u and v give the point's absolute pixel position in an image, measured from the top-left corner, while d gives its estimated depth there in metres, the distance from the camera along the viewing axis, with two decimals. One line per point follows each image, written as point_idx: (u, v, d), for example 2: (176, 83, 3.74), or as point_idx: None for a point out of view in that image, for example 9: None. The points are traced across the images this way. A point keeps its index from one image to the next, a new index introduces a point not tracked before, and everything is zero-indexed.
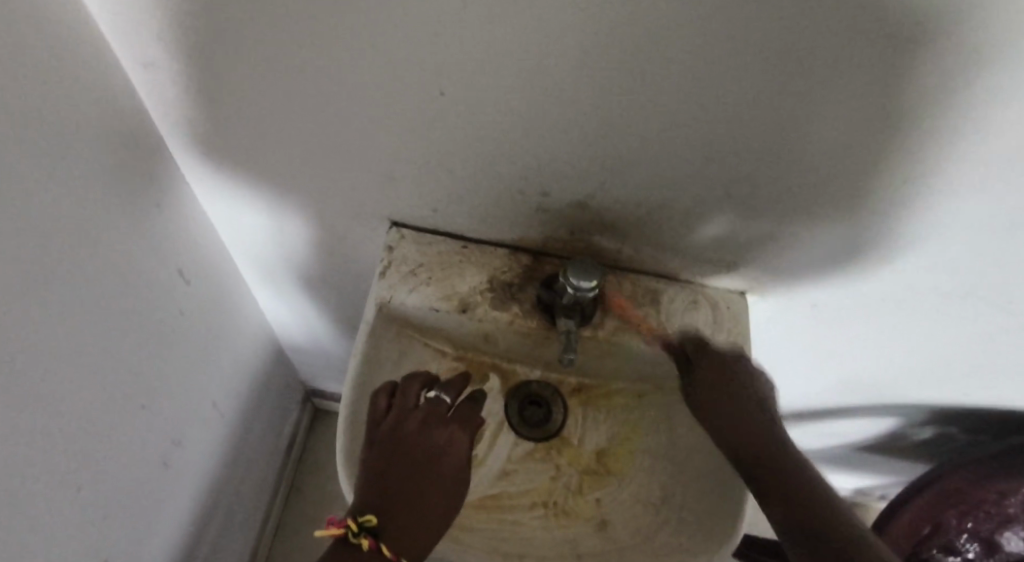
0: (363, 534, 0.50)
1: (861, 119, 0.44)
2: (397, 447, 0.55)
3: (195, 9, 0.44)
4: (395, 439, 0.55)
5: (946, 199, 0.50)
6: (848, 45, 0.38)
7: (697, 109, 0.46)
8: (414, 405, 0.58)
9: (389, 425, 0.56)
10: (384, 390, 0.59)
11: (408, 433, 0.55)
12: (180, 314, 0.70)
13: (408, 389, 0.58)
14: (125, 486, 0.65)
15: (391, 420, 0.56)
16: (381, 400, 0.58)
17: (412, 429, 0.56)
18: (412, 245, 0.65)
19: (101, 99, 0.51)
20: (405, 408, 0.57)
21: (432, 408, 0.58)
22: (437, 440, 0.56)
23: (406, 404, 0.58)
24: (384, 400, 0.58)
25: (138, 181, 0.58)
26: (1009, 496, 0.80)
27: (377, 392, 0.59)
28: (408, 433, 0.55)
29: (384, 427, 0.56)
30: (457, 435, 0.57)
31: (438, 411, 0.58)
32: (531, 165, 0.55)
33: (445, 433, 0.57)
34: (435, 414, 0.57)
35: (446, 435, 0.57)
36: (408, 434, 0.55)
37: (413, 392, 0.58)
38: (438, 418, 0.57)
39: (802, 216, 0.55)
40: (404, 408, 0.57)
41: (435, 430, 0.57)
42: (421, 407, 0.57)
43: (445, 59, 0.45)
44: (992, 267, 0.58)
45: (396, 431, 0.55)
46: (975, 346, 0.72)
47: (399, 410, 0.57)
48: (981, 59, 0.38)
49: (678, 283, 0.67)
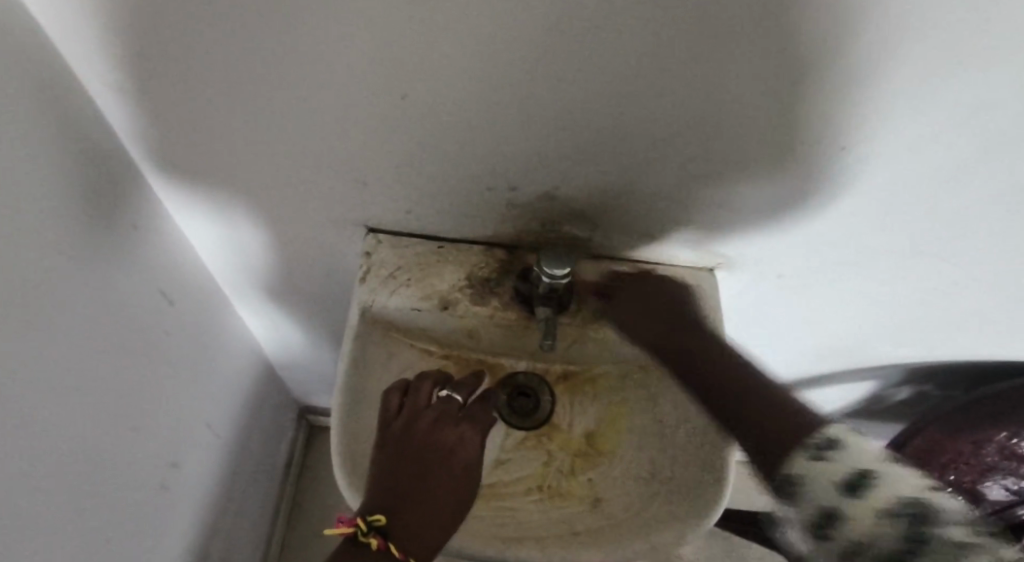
0: (372, 533, 0.53)
1: (789, 93, 0.47)
2: (410, 446, 0.56)
3: (158, 37, 0.46)
4: (407, 438, 0.57)
5: (883, 160, 0.53)
6: (764, 27, 0.41)
7: (639, 96, 0.49)
8: (425, 404, 0.59)
9: (400, 425, 0.58)
10: (396, 387, 0.61)
11: (419, 433, 0.57)
12: (167, 336, 0.71)
13: (420, 387, 0.60)
14: (125, 509, 0.66)
15: (403, 419, 0.58)
16: (394, 398, 0.60)
17: (424, 428, 0.57)
18: (389, 249, 0.67)
19: (74, 130, 0.52)
20: (417, 407, 0.59)
21: (444, 408, 0.59)
22: (447, 440, 0.58)
23: (418, 403, 0.59)
24: (397, 399, 0.60)
25: (118, 207, 0.59)
26: (983, 445, 0.83)
27: (390, 390, 0.60)
28: (421, 433, 0.57)
29: (396, 426, 0.58)
30: (468, 433, 0.59)
31: (450, 410, 0.59)
32: (498, 163, 0.57)
33: (455, 432, 0.58)
34: (447, 414, 0.59)
35: (456, 434, 0.58)
36: (420, 433, 0.57)
37: (425, 391, 0.59)
38: (450, 417, 0.59)
39: (750, 192, 0.58)
40: (416, 406, 0.59)
41: (446, 429, 0.58)
42: (434, 407, 0.59)
43: (405, 67, 0.47)
44: (945, 223, 0.61)
45: (409, 430, 0.57)
46: (942, 299, 0.75)
47: (411, 407, 0.59)
48: (889, 31, 0.41)
49: (648, 266, 0.69)
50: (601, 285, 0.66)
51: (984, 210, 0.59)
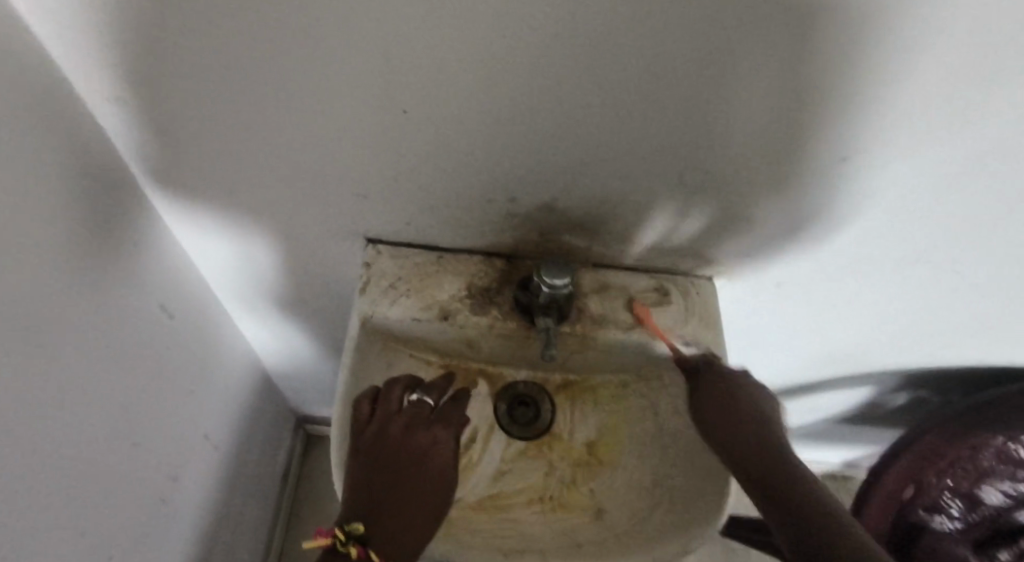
0: (351, 542, 0.52)
1: (787, 106, 0.48)
2: (383, 451, 0.56)
3: (161, 52, 0.46)
4: (380, 444, 0.56)
5: (879, 170, 0.54)
6: (763, 40, 0.42)
7: (639, 108, 0.49)
8: (397, 410, 0.59)
9: (373, 432, 0.57)
10: (365, 395, 0.60)
11: (394, 439, 0.57)
12: (165, 349, 0.70)
13: (390, 394, 0.60)
14: (124, 523, 0.66)
15: (375, 426, 0.58)
16: (364, 407, 0.59)
17: (397, 434, 0.57)
18: (389, 259, 0.67)
19: (74, 144, 0.52)
20: (389, 413, 0.59)
21: (416, 411, 0.60)
22: (421, 442, 0.59)
23: (390, 408, 0.59)
24: (368, 406, 0.59)
25: (116, 221, 0.59)
26: (982, 450, 0.84)
27: (360, 398, 0.59)
28: (393, 437, 0.57)
29: (369, 433, 0.57)
30: (441, 436, 0.60)
31: (422, 413, 0.60)
32: (497, 174, 0.57)
33: (428, 434, 0.59)
34: (419, 416, 0.60)
35: (429, 436, 0.59)
36: (395, 438, 0.57)
37: (396, 396, 0.60)
38: (422, 420, 0.60)
39: (748, 202, 0.59)
40: (388, 413, 0.59)
41: (419, 432, 0.59)
42: (405, 412, 0.59)
43: (407, 81, 0.47)
44: (942, 230, 0.62)
45: (383, 436, 0.57)
46: (939, 306, 0.75)
47: (383, 414, 0.58)
48: (886, 46, 0.42)
49: (647, 274, 0.70)
50: (687, 370, 0.63)
51: (981, 216, 0.59)
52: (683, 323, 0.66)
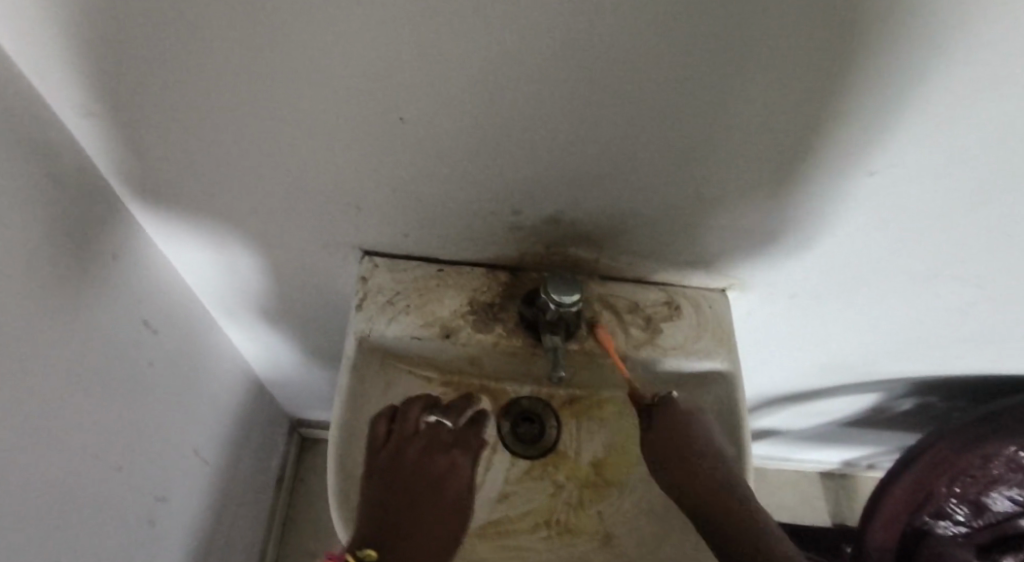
0: None
1: (812, 115, 0.45)
2: (399, 475, 0.56)
3: (140, 60, 0.43)
4: (399, 465, 0.56)
5: (905, 183, 0.51)
6: (790, 50, 0.39)
7: (652, 119, 0.46)
8: (414, 431, 0.59)
9: (389, 454, 0.57)
10: (384, 414, 0.60)
11: (410, 461, 0.57)
12: (150, 365, 0.67)
13: (408, 413, 0.59)
14: (113, 549, 0.63)
15: (394, 446, 0.57)
16: (381, 427, 0.59)
17: (414, 457, 0.57)
18: (387, 274, 0.64)
19: (47, 158, 0.48)
20: (406, 435, 0.58)
21: (434, 434, 0.60)
22: (438, 467, 0.59)
23: (407, 429, 0.59)
24: (385, 425, 0.59)
25: (95, 237, 0.55)
26: (994, 458, 0.81)
27: (378, 416, 0.59)
28: (411, 460, 0.57)
29: (382, 456, 0.57)
30: (459, 461, 0.60)
31: (438, 436, 0.60)
32: (502, 187, 0.54)
33: (445, 459, 0.59)
34: (437, 440, 0.60)
35: (449, 461, 0.59)
36: (412, 462, 0.57)
37: (414, 416, 0.59)
38: (438, 444, 0.60)
39: (765, 213, 0.56)
40: (405, 434, 0.58)
41: (437, 456, 0.59)
42: (422, 434, 0.59)
43: (406, 90, 0.44)
44: (964, 242, 0.59)
45: (397, 459, 0.56)
46: (955, 315, 0.73)
47: (399, 436, 0.58)
48: (923, 55, 0.39)
49: (658, 287, 0.67)
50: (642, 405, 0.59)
51: (997, 230, 0.57)
52: (694, 339, 0.64)
